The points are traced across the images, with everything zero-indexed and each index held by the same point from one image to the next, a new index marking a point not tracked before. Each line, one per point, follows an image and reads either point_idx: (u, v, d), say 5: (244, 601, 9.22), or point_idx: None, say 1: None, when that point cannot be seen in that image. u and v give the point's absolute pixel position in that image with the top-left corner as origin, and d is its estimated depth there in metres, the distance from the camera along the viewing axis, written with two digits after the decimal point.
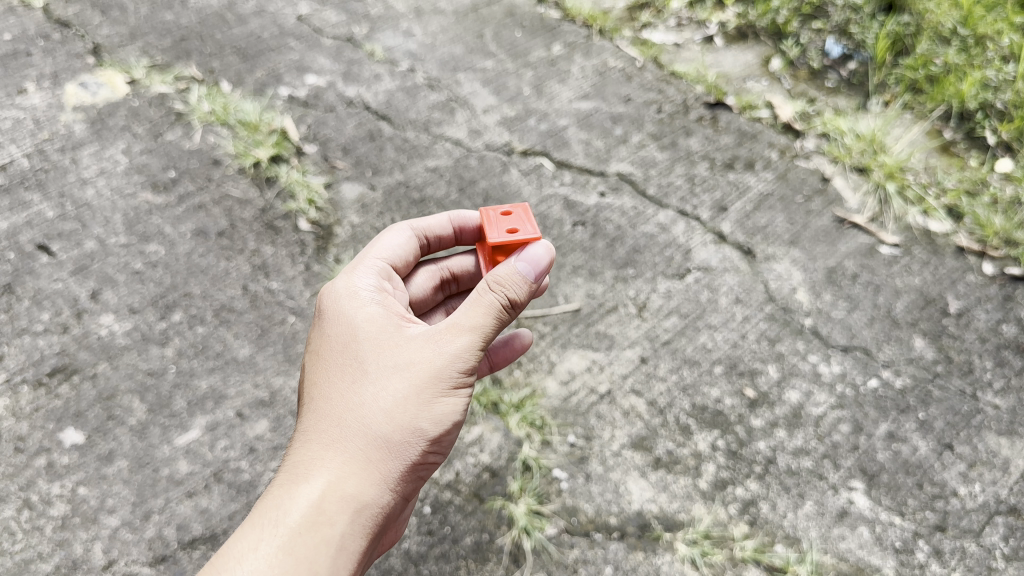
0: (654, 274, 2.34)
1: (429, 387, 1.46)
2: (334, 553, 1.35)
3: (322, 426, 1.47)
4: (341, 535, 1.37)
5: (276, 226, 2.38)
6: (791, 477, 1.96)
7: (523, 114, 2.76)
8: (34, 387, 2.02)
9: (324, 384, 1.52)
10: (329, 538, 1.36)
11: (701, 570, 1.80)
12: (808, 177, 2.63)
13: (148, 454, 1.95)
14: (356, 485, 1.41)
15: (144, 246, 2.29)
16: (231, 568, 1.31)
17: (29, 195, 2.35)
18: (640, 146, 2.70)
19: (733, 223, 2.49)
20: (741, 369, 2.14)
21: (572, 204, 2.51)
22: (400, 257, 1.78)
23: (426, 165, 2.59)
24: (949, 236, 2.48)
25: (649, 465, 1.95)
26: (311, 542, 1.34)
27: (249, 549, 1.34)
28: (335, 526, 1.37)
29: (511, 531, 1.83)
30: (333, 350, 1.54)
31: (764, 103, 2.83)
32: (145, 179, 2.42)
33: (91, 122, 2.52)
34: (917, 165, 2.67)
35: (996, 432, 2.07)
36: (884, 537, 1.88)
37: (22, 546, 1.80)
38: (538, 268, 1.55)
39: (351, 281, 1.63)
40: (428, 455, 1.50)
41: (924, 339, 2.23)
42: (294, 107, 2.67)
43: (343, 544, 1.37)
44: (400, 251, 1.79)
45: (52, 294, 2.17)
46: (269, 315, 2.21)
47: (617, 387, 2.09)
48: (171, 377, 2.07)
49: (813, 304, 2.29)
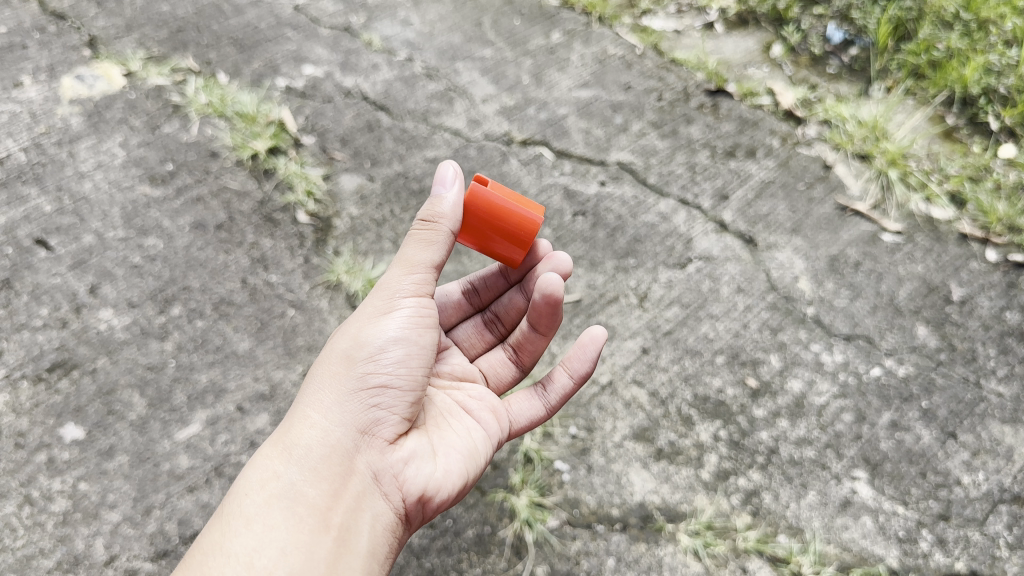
0: (655, 263, 2.33)
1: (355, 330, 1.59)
2: (286, 504, 1.44)
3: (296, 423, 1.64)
4: (291, 484, 1.46)
5: (274, 218, 2.37)
6: (794, 467, 1.95)
7: (522, 103, 2.74)
8: (33, 382, 2.01)
9: None
10: (279, 490, 1.45)
11: (704, 561, 1.80)
12: (809, 165, 2.61)
13: (148, 449, 1.94)
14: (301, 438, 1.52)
15: (142, 240, 2.28)
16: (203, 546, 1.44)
17: (26, 189, 2.33)
18: (640, 134, 2.68)
19: (734, 212, 2.47)
20: (743, 359, 2.13)
21: (572, 194, 2.50)
22: None
23: (425, 155, 2.57)
24: (952, 223, 2.47)
25: (651, 456, 1.95)
26: (260, 496, 1.45)
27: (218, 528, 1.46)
28: (284, 478, 1.47)
29: (513, 523, 1.82)
30: None
31: (765, 90, 2.81)
32: (143, 172, 2.41)
33: (88, 115, 2.51)
34: (919, 151, 2.65)
35: (999, 420, 2.06)
36: (887, 526, 1.87)
37: (23, 542, 1.79)
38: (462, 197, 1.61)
39: None
40: (376, 386, 1.55)
41: (926, 327, 2.22)
42: (291, 98, 2.65)
43: (294, 492, 1.45)
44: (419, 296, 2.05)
45: (50, 288, 2.16)
46: (269, 309, 2.20)
47: (619, 378, 2.08)
48: (171, 372, 2.06)
49: (816, 292, 2.28)
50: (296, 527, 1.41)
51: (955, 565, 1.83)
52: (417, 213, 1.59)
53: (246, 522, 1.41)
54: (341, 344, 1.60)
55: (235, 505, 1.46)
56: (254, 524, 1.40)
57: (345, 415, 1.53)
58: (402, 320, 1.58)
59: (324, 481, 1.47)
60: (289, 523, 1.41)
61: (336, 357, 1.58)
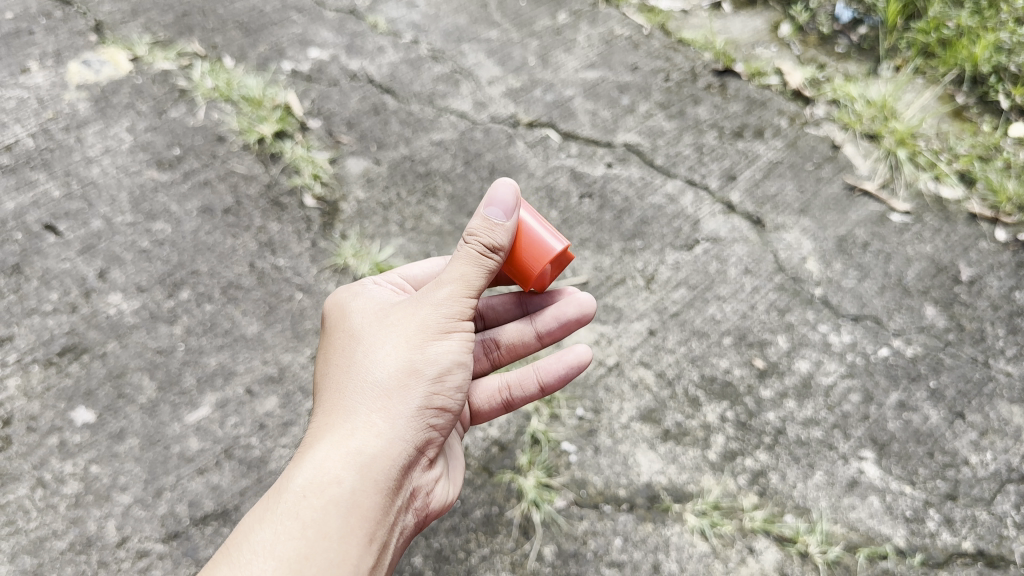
0: (662, 245, 2.33)
1: (421, 334, 1.54)
2: (345, 512, 1.42)
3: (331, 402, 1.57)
4: (349, 492, 1.43)
5: (281, 202, 2.37)
6: (801, 447, 1.95)
7: (528, 84, 2.73)
8: (44, 366, 2.03)
9: (332, 367, 1.64)
10: (338, 497, 1.43)
11: (710, 541, 1.81)
12: (818, 145, 2.59)
13: (159, 432, 1.96)
14: (358, 441, 1.48)
15: (150, 224, 2.29)
16: (247, 540, 1.39)
17: (34, 174, 2.34)
18: (647, 116, 2.67)
19: (741, 192, 2.46)
20: (750, 340, 2.13)
21: (579, 175, 2.49)
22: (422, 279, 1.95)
23: (431, 138, 2.57)
24: (961, 202, 2.45)
25: (659, 437, 1.95)
26: (316, 502, 1.41)
27: (260, 521, 1.41)
28: (343, 483, 1.44)
29: (521, 503, 1.83)
30: (340, 338, 1.67)
31: (774, 69, 2.79)
32: (150, 157, 2.41)
33: (95, 101, 2.51)
34: (928, 130, 2.63)
35: (1008, 401, 2.05)
36: (895, 506, 1.87)
37: (37, 523, 1.81)
38: (508, 209, 1.56)
39: (352, 285, 1.79)
40: (434, 402, 1.54)
41: (935, 307, 2.21)
42: (297, 82, 2.65)
43: (352, 502, 1.43)
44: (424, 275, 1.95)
45: (60, 273, 2.17)
46: (277, 293, 2.21)
47: (626, 359, 2.08)
48: (180, 355, 2.07)
49: (824, 273, 2.27)
50: (354, 539, 1.40)
51: (963, 545, 1.83)
52: (474, 234, 1.54)
53: (306, 532, 1.38)
54: (401, 348, 1.54)
55: (285, 502, 1.42)
56: (314, 535, 1.38)
57: (405, 429, 1.51)
58: (463, 341, 1.57)
59: (380, 492, 1.46)
60: (345, 536, 1.40)
61: (396, 360, 1.53)
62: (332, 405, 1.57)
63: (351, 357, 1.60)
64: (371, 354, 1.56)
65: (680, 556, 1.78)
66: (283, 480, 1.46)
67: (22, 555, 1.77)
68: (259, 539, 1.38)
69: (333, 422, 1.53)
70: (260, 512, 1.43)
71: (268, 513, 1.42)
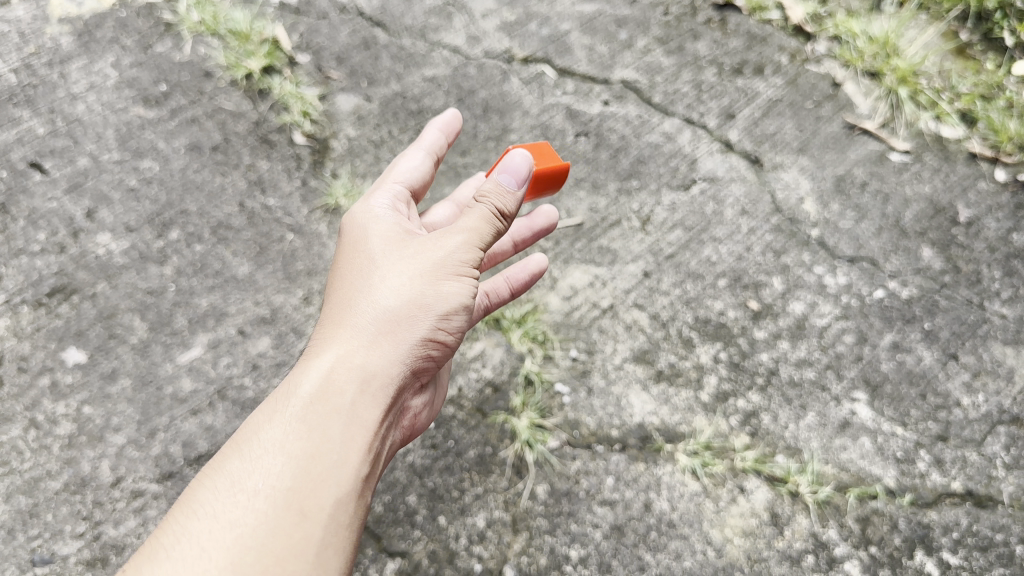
0: (658, 185, 2.30)
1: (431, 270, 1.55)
2: (345, 422, 1.44)
3: (338, 311, 1.58)
4: (350, 403, 1.46)
5: (270, 139, 2.33)
6: (793, 388, 1.95)
7: (524, 18, 2.65)
8: (34, 307, 2.01)
9: (342, 275, 1.65)
10: (339, 407, 1.45)
11: (702, 480, 1.82)
12: (818, 83, 2.53)
13: (151, 372, 1.95)
14: (362, 357, 1.50)
15: (138, 162, 2.24)
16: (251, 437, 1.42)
17: (18, 111, 2.29)
18: (645, 51, 2.60)
19: (740, 130, 2.42)
20: (745, 282, 2.12)
21: (575, 114, 2.47)
22: (419, 181, 1.95)
23: (423, 74, 2.51)
24: (962, 141, 2.42)
25: (651, 378, 1.95)
26: (319, 411, 1.44)
27: (264, 421, 1.45)
28: (345, 395, 1.46)
29: (514, 444, 1.84)
30: (350, 246, 1.67)
31: (775, 3, 2.69)
32: (136, 93, 2.35)
33: (78, 34, 2.43)
34: (930, 69, 2.58)
35: (1001, 342, 2.05)
36: (886, 447, 1.88)
37: (31, 464, 1.82)
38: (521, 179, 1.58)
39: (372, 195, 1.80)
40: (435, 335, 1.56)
41: (932, 249, 2.19)
42: (285, 14, 2.56)
43: (353, 413, 1.45)
44: (419, 176, 1.95)
45: (47, 213, 2.14)
46: (267, 233, 2.18)
47: (620, 301, 2.08)
48: (171, 296, 2.05)
49: (821, 214, 2.25)
50: (352, 448, 1.43)
51: (952, 485, 1.84)
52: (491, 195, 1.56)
53: (310, 438, 1.40)
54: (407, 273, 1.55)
55: (290, 405, 1.45)
56: (315, 440, 1.41)
57: (405, 355, 1.53)
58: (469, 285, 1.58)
59: (378, 408, 1.49)
60: (346, 444, 1.42)
61: (405, 286, 1.54)
62: (330, 315, 1.59)
63: (362, 271, 1.61)
64: (383, 274, 1.57)
65: (672, 495, 1.80)
66: (289, 386, 1.48)
67: (17, 496, 1.78)
68: (262, 438, 1.42)
69: (335, 332, 1.54)
70: (261, 416, 1.46)
71: (274, 414, 1.45)
